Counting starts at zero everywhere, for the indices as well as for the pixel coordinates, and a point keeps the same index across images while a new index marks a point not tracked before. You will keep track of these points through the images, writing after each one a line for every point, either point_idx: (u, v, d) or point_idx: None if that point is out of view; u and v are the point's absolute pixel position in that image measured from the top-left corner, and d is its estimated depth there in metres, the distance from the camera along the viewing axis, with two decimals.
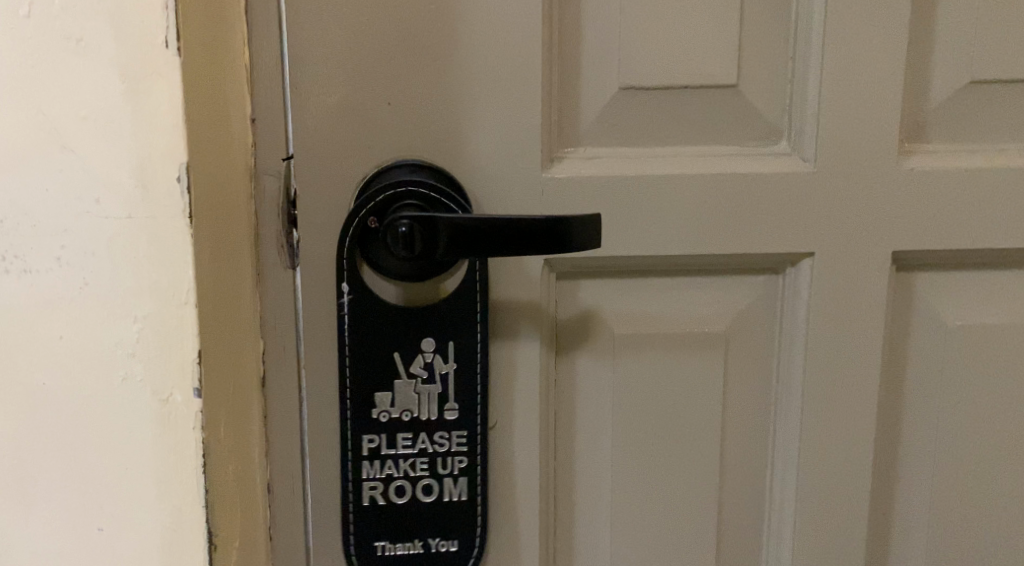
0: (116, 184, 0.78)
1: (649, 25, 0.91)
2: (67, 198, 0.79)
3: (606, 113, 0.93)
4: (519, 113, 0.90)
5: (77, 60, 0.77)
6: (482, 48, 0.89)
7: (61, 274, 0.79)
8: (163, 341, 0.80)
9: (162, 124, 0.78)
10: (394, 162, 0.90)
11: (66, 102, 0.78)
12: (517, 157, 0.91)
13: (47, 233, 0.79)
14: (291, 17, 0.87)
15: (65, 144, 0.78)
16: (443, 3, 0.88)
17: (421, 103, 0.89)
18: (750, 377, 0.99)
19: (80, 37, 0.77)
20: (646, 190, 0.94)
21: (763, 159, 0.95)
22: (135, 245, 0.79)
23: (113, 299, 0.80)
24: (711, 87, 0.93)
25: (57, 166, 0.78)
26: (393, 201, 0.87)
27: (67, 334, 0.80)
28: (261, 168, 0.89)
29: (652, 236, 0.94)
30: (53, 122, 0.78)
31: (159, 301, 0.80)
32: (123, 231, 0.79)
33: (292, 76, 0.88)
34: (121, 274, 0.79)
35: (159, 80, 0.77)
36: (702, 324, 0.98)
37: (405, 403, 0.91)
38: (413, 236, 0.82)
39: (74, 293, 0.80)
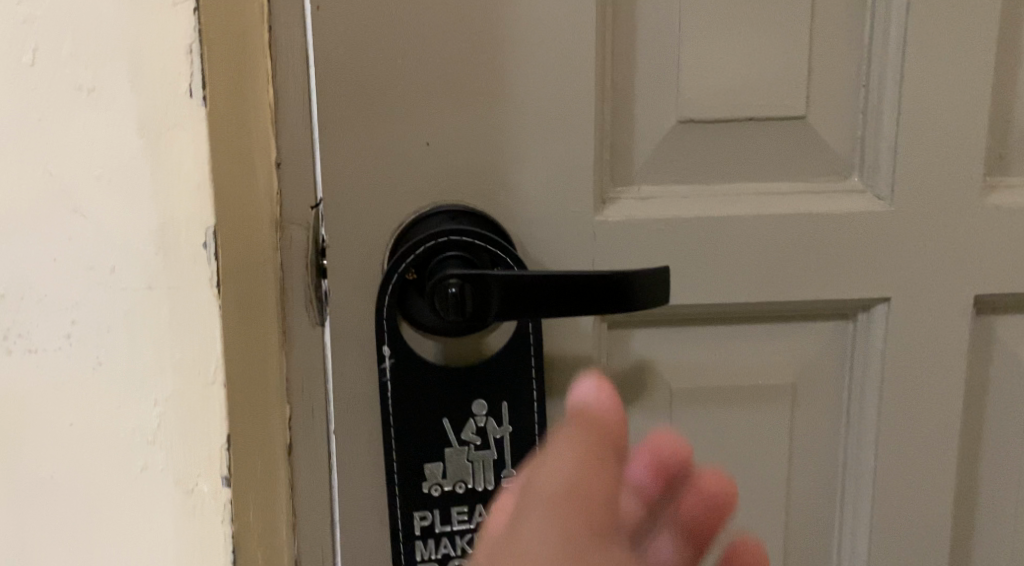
0: (135, 255, 0.77)
1: (713, 50, 0.83)
2: (78, 268, 0.78)
3: (664, 148, 0.85)
4: (570, 151, 0.82)
5: (89, 110, 0.76)
6: (529, 81, 0.81)
7: (71, 351, 0.79)
8: (186, 422, 0.79)
9: (185, 184, 0.76)
10: (435, 206, 0.81)
11: (75, 159, 0.76)
12: (567, 199, 0.83)
13: (56, 307, 0.78)
14: (320, 46, 0.79)
15: (73, 206, 0.77)
16: (487, 32, 0.80)
17: (463, 141, 0.81)
18: (816, 434, 0.92)
19: (92, 86, 0.75)
20: (708, 232, 0.85)
21: (833, 196, 0.87)
22: (155, 322, 0.78)
23: (131, 379, 0.79)
24: (780, 119, 0.85)
25: (66, 231, 0.77)
26: (434, 252, 0.79)
27: (78, 420, 0.80)
28: (288, 217, 0.80)
29: (713, 282, 0.86)
30: (58, 181, 0.77)
31: (182, 379, 0.79)
32: (140, 305, 0.78)
33: (321, 112, 0.79)
34: (140, 351, 0.79)
35: (183, 133, 0.75)
36: (772, 375, 0.90)
37: (458, 474, 0.82)
38: (464, 298, 0.74)
39: (87, 372, 0.79)
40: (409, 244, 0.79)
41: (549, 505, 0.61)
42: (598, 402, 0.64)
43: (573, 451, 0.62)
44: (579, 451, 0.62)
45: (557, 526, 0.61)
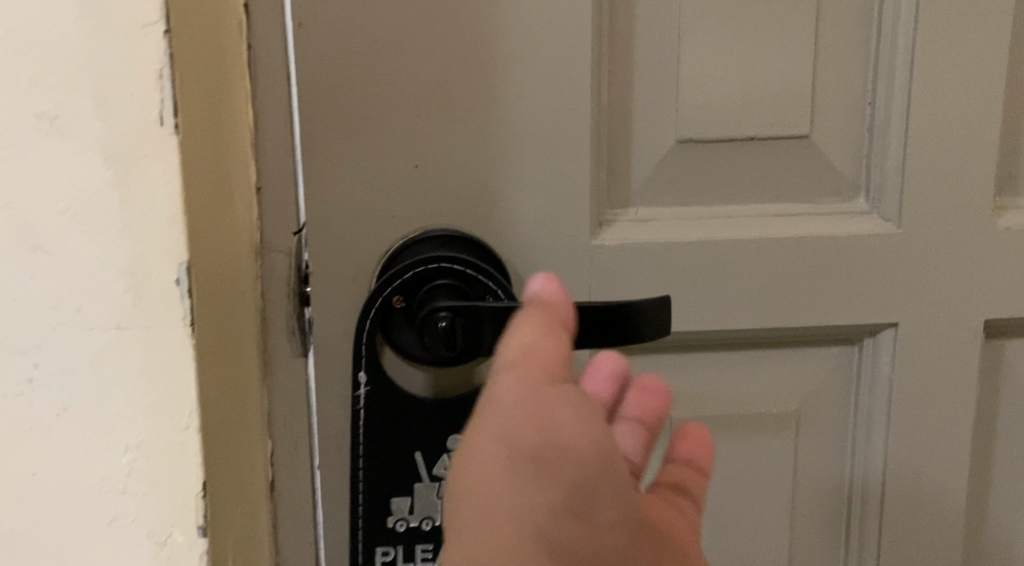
0: (103, 292, 0.65)
1: (713, 66, 0.79)
2: (43, 307, 0.65)
3: (663, 169, 0.81)
4: (564, 172, 0.79)
5: (53, 142, 0.64)
6: (521, 101, 0.77)
7: (33, 400, 0.66)
8: (157, 475, 0.67)
9: (159, 214, 0.65)
10: (424, 230, 0.78)
11: (42, 188, 0.64)
12: (562, 224, 0.80)
13: (18, 350, 0.66)
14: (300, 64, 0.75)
15: (37, 243, 0.65)
16: (478, 50, 0.76)
17: (451, 162, 0.78)
18: (819, 465, 0.88)
19: (54, 114, 0.64)
20: (709, 256, 0.82)
21: (839, 219, 0.84)
22: (126, 362, 0.66)
23: (97, 425, 0.66)
24: (782, 138, 0.81)
25: (28, 270, 0.65)
26: (424, 279, 0.75)
27: (41, 470, 0.67)
28: (269, 244, 0.78)
29: (713, 308, 0.83)
30: (23, 216, 0.65)
31: (154, 424, 0.66)
32: (112, 346, 0.66)
33: (301, 132, 0.76)
34: (110, 399, 0.66)
35: (154, 162, 0.64)
36: (772, 404, 0.87)
37: (426, 511, 0.78)
38: (455, 332, 0.73)
39: (50, 422, 0.66)
40: (396, 269, 0.75)
41: (509, 372, 0.64)
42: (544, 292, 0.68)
43: (529, 324, 0.66)
44: (535, 326, 0.66)
45: (515, 378, 0.64)
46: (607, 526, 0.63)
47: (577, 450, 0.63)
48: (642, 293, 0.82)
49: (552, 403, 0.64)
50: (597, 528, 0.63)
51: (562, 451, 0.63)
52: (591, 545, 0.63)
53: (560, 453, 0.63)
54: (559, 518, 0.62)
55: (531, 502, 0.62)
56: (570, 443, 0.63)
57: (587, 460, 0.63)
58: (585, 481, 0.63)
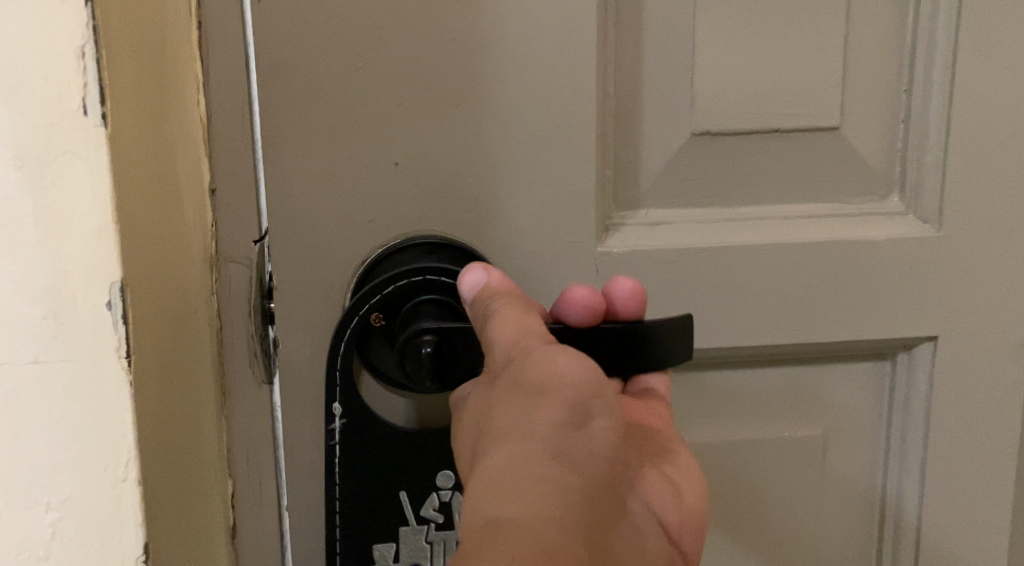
0: (19, 320, 0.56)
1: (732, 49, 0.70)
2: None
3: (677, 164, 0.72)
4: (564, 171, 0.69)
5: None
6: (515, 88, 0.68)
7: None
8: (90, 538, 0.58)
9: (83, 225, 0.56)
10: (407, 237, 0.69)
11: None
12: (562, 228, 0.70)
13: None
14: (261, 46, 0.66)
15: None
16: (465, 31, 0.67)
17: (435, 160, 0.68)
18: (847, 497, 0.79)
19: None
20: (728, 264, 0.73)
21: (873, 221, 0.75)
22: (48, 402, 0.57)
23: (14, 480, 0.57)
24: (810, 130, 0.72)
25: None
26: (404, 295, 0.67)
27: None
28: (224, 255, 0.68)
29: (733, 322, 0.74)
30: None
31: (83, 477, 0.57)
32: (31, 384, 0.57)
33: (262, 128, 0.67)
34: (27, 447, 0.57)
35: (75, 162, 0.55)
36: (797, 429, 0.77)
37: (414, 558, 0.69)
38: (441, 361, 0.64)
39: None
40: (374, 284, 0.66)
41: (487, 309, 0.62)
42: (489, 280, 0.63)
43: (498, 304, 0.62)
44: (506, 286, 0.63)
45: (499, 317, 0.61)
46: (608, 436, 0.60)
47: (571, 378, 0.59)
48: (653, 307, 0.73)
49: (539, 338, 0.61)
50: (599, 442, 0.60)
51: (553, 377, 0.59)
52: (595, 457, 0.59)
53: (552, 380, 0.59)
54: (562, 434, 0.59)
55: (536, 418, 0.59)
56: (562, 367, 0.59)
57: (580, 379, 0.59)
58: (580, 397, 0.59)
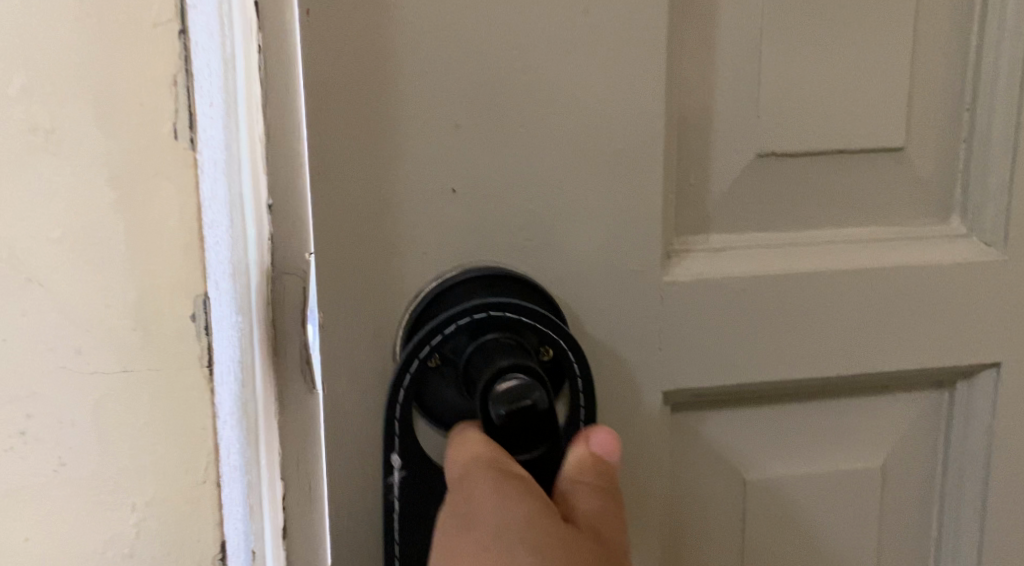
0: (109, 330, 0.76)
1: (799, 72, 0.72)
2: (38, 348, 0.76)
3: (740, 187, 0.74)
4: (629, 187, 0.71)
5: (49, 158, 0.74)
6: (584, 105, 0.70)
7: (25, 450, 0.77)
8: (169, 524, 0.79)
9: (173, 237, 0.75)
10: (460, 268, 0.71)
11: (29, 226, 0.74)
12: (628, 246, 0.72)
13: (18, 393, 0.76)
14: (319, 59, 0.68)
15: (34, 279, 0.75)
16: (535, 50, 0.69)
17: (505, 179, 0.70)
18: (904, 517, 0.80)
19: (49, 129, 0.73)
20: (794, 286, 0.74)
21: (936, 244, 0.76)
22: (134, 403, 0.77)
23: (111, 463, 0.78)
24: (875, 150, 0.74)
25: (29, 305, 0.75)
26: (472, 331, 0.68)
27: (54, 497, 0.78)
28: (277, 269, 0.72)
29: (797, 341, 0.75)
30: (19, 254, 0.75)
31: (167, 460, 0.78)
32: (118, 387, 0.77)
33: (327, 143, 0.69)
34: (122, 440, 0.77)
35: (159, 186, 0.75)
36: (858, 452, 0.79)
37: None
38: (514, 396, 0.65)
39: (53, 464, 0.77)
40: (439, 319, 0.69)
41: (596, 482, 0.68)
42: (611, 450, 0.68)
43: (602, 473, 0.68)
44: (614, 466, 0.68)
45: (606, 495, 0.68)
46: None
47: None
48: (718, 329, 0.74)
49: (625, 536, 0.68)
50: None
51: None
52: None
53: None
54: None
55: None
56: None
57: None
58: None
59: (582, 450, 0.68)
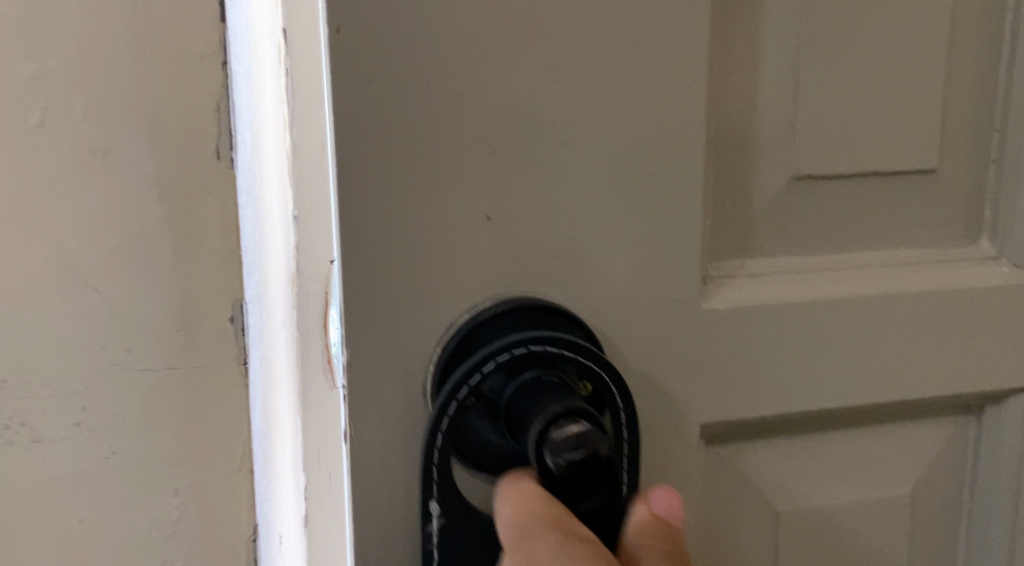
0: (150, 333, 0.91)
1: (834, 97, 0.74)
2: (91, 349, 0.90)
3: (776, 211, 0.76)
4: (664, 206, 0.73)
5: (103, 174, 0.88)
6: (622, 126, 0.72)
7: (79, 439, 0.91)
8: (212, 496, 0.94)
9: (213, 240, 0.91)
10: (495, 300, 0.73)
11: (83, 240, 0.88)
12: (664, 264, 0.74)
13: (72, 391, 0.90)
14: (359, 73, 0.70)
15: (88, 287, 0.89)
16: (575, 72, 0.72)
17: (544, 198, 0.73)
18: (935, 529, 0.81)
19: (104, 150, 0.88)
20: (829, 308, 0.76)
21: (969, 268, 0.78)
22: (177, 395, 0.92)
23: (154, 446, 0.92)
24: (908, 174, 0.76)
25: (82, 310, 0.89)
26: (515, 369, 0.72)
27: (104, 477, 0.92)
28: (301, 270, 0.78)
29: (832, 362, 0.76)
30: (76, 265, 0.89)
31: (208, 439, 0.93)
32: (161, 381, 0.92)
33: (377, 159, 0.71)
34: (166, 426, 0.92)
35: (194, 197, 0.90)
36: (890, 476, 0.80)
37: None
38: (567, 443, 0.66)
39: (99, 452, 0.91)
40: (485, 351, 0.72)
41: (661, 543, 0.68)
42: (672, 512, 0.69)
43: (666, 535, 0.68)
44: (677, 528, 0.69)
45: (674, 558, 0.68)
46: None
47: None
48: (754, 349, 0.75)
49: None
50: None
51: None
52: None
53: None
54: None
55: None
56: None
57: None
58: None
59: (643, 512, 0.69)
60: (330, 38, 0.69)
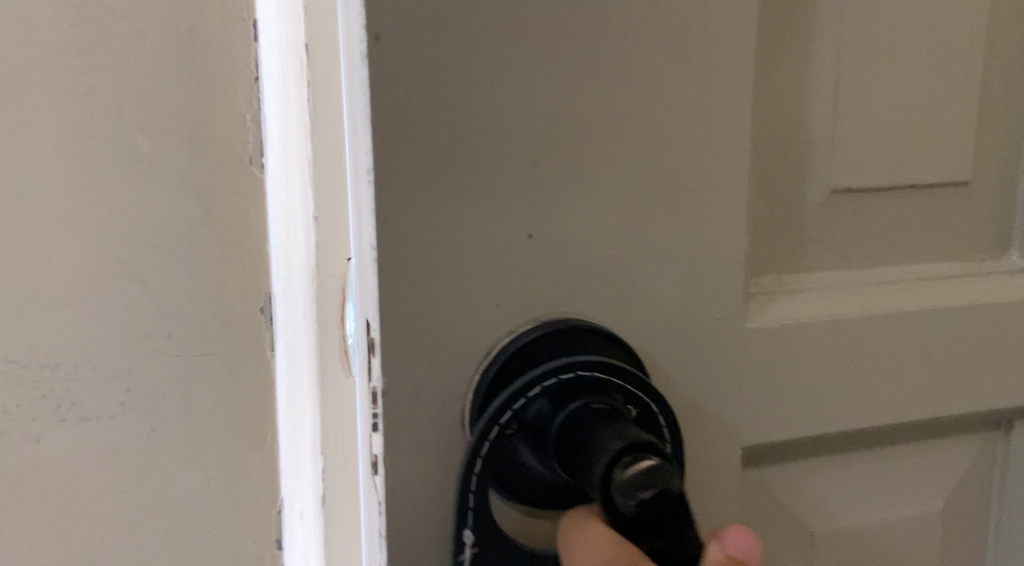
0: (194, 322, 0.85)
1: (876, 108, 0.72)
2: (134, 334, 0.84)
3: (813, 223, 0.73)
4: (709, 217, 0.71)
5: (147, 176, 0.82)
6: (669, 133, 0.69)
7: (119, 422, 0.85)
8: (240, 502, 0.88)
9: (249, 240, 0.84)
10: (536, 324, 0.70)
11: (130, 233, 0.83)
12: (710, 279, 0.71)
13: (114, 374, 0.84)
14: (398, 85, 0.66)
15: (132, 274, 0.83)
16: (622, 77, 0.69)
17: (587, 210, 0.69)
18: (963, 550, 0.80)
19: (150, 155, 0.82)
20: (869, 324, 0.73)
21: (998, 279, 0.77)
22: (216, 382, 0.86)
23: (193, 437, 0.86)
24: (941, 184, 0.75)
25: (121, 299, 0.83)
26: (560, 396, 0.68)
27: (137, 477, 0.86)
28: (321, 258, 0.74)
29: (872, 380, 0.74)
30: (116, 250, 0.83)
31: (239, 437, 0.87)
32: (204, 365, 0.85)
33: (414, 171, 0.67)
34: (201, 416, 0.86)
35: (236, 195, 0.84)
36: (922, 492, 0.78)
37: None
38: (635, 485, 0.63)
39: (142, 435, 0.85)
40: (530, 376, 0.68)
41: None
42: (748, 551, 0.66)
43: None
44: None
45: None
46: None
47: None
48: (796, 368, 0.73)
49: None
50: None
51: None
52: None
53: None
54: None
55: None
56: None
57: None
58: None
59: (717, 551, 0.66)
60: (369, 47, 0.66)
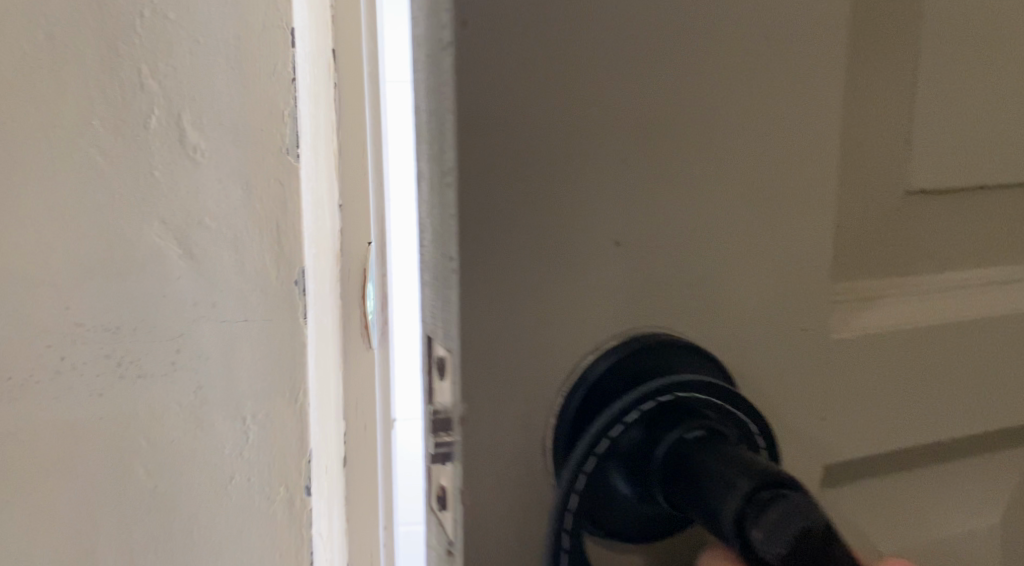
0: (241, 297, 0.77)
1: (946, 102, 0.70)
2: (187, 304, 0.77)
3: (892, 228, 0.70)
4: (801, 220, 0.66)
5: (191, 162, 0.76)
6: (762, 130, 0.64)
7: (166, 381, 0.77)
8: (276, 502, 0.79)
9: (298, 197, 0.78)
10: (624, 338, 0.63)
11: (175, 204, 0.76)
12: (800, 285, 0.66)
13: (166, 334, 0.77)
14: (483, 74, 0.60)
15: (185, 246, 0.76)
16: (719, 69, 0.63)
17: (680, 214, 0.64)
18: None
19: (197, 143, 0.75)
20: (946, 332, 0.70)
21: None
22: (262, 344, 0.78)
23: (234, 407, 0.78)
24: (1007, 183, 0.72)
25: (160, 274, 0.76)
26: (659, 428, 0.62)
27: (179, 450, 0.78)
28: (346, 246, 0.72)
29: (949, 388, 0.71)
30: (165, 213, 0.76)
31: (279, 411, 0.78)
32: (251, 327, 0.77)
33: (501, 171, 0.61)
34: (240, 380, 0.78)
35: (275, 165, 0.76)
36: (991, 504, 0.75)
37: None
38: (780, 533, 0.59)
39: (190, 398, 0.77)
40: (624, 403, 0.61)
41: None
42: None
43: None
44: None
45: None
46: None
47: None
48: (880, 380, 0.69)
49: None
50: None
51: None
52: None
53: None
54: None
55: None
56: None
57: None
58: None
59: None
60: (453, 34, 0.60)
